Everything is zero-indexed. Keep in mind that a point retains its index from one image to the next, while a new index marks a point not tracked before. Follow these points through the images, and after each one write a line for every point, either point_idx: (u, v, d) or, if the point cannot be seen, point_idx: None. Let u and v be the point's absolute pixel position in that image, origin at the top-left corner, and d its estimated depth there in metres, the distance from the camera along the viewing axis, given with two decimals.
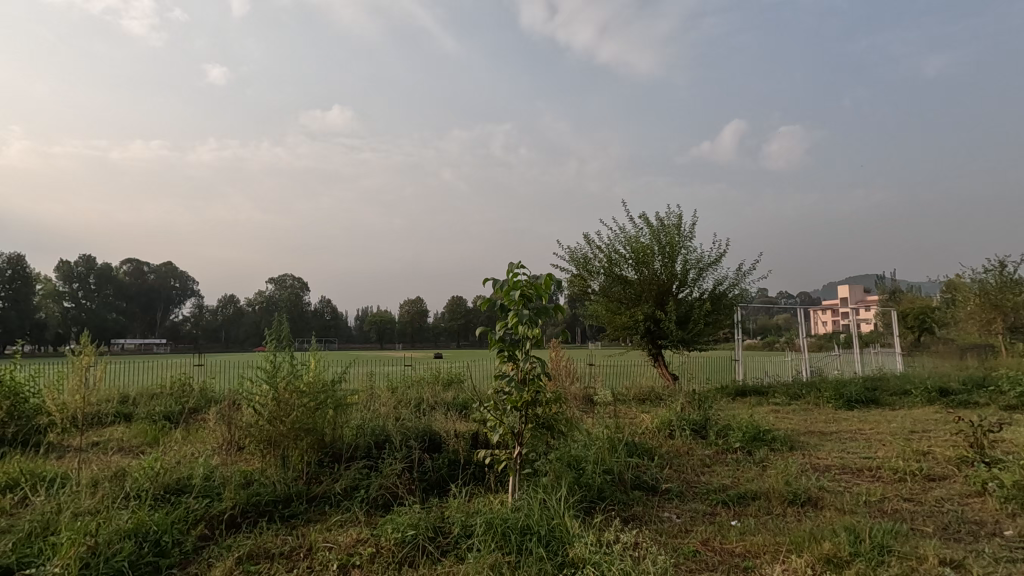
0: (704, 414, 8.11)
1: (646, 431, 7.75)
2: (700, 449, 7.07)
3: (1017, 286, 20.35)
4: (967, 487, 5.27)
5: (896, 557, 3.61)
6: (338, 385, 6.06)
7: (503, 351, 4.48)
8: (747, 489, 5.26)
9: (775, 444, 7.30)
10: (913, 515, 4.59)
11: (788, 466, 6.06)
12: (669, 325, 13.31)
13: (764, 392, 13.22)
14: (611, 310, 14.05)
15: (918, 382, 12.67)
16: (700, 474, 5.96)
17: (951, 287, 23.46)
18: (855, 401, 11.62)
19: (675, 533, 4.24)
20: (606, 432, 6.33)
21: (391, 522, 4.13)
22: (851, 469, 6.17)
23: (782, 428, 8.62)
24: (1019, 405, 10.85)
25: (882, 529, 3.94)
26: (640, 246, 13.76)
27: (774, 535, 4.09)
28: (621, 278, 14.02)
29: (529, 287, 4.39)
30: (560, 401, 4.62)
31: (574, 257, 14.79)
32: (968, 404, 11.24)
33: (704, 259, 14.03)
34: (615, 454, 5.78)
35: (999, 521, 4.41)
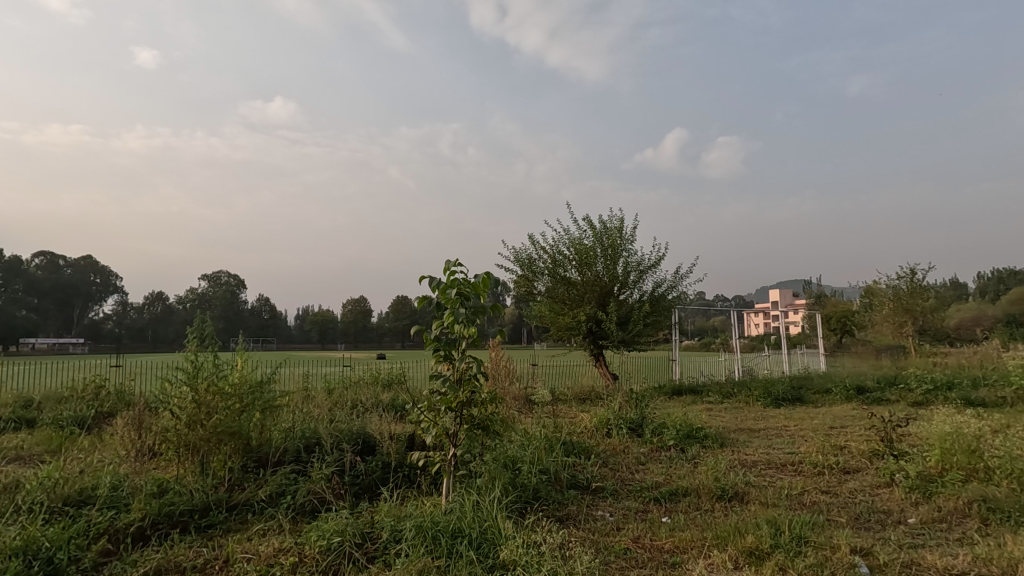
0: (641, 412, 8.28)
1: (585, 432, 7.84)
2: (636, 447, 7.21)
3: (925, 292, 22.14)
4: (878, 478, 5.62)
5: (812, 548, 3.78)
6: (267, 386, 5.76)
7: (439, 351, 4.38)
8: (679, 486, 5.39)
9: (706, 441, 7.55)
10: (829, 506, 4.84)
11: (718, 463, 6.26)
12: (610, 326, 13.57)
13: (698, 391, 13.69)
14: (554, 311, 14.18)
15: (838, 381, 13.49)
16: (634, 472, 6.07)
17: (869, 292, 25.19)
18: (781, 399, 12.23)
19: (608, 532, 4.27)
20: (544, 432, 6.33)
21: (316, 529, 3.94)
22: (775, 464, 6.45)
23: (714, 425, 8.94)
24: (925, 401, 11.74)
25: (801, 521, 4.11)
26: (583, 248, 13.98)
27: (701, 530, 4.20)
28: (564, 279, 14.17)
29: (466, 285, 4.27)
30: (496, 401, 4.55)
31: (518, 257, 14.84)
32: (881, 400, 12.07)
33: (645, 261, 14.40)
34: (552, 454, 5.80)
35: (905, 509, 4.72)
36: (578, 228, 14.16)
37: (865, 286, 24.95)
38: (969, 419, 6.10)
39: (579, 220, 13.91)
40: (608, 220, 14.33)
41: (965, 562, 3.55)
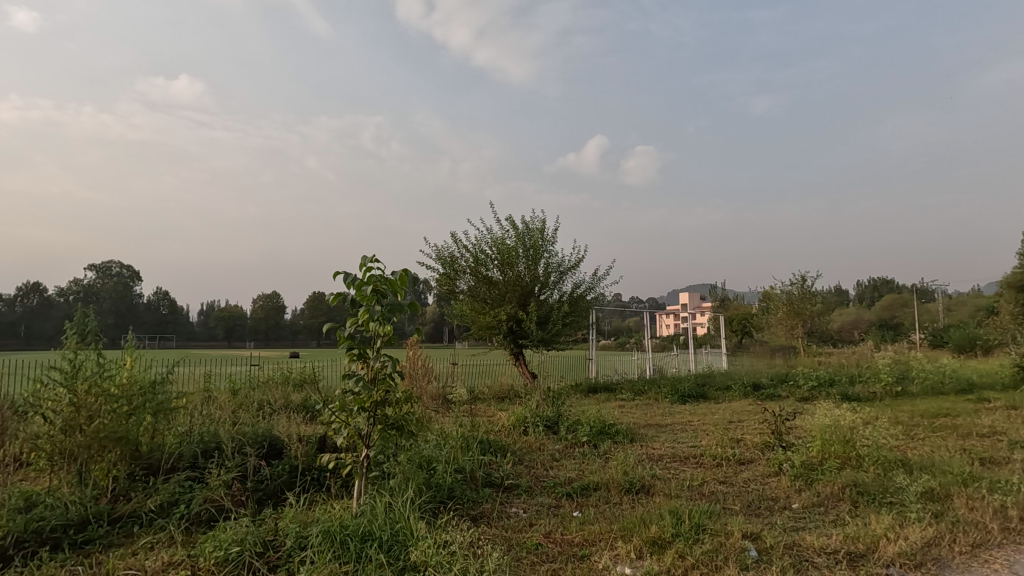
0: (557, 410, 8.48)
1: (502, 430, 7.92)
2: (551, 444, 7.36)
3: (813, 297, 24.39)
4: (768, 467, 6.10)
5: (709, 534, 4.04)
6: (161, 386, 5.30)
7: (352, 349, 4.25)
8: (591, 481, 5.56)
9: (617, 437, 7.86)
10: (725, 495, 5.19)
11: (627, 457, 6.52)
12: (530, 325, 13.77)
13: (612, 389, 14.24)
14: (475, 310, 14.18)
15: (737, 378, 14.53)
16: (548, 468, 6.20)
17: (766, 296, 27.35)
18: (687, 396, 12.98)
19: (520, 528, 4.33)
20: (461, 431, 6.31)
21: (212, 539, 3.68)
22: (679, 458, 6.82)
23: (625, 421, 9.31)
24: (811, 397, 12.92)
25: (700, 511, 4.38)
26: (505, 248, 14.10)
27: (609, 523, 4.36)
28: (486, 278, 14.24)
29: (382, 282, 4.17)
30: (411, 401, 4.47)
31: (440, 255, 14.71)
32: (773, 396, 13.14)
33: (565, 263, 14.75)
34: (467, 453, 5.79)
35: (790, 496, 5.16)
36: (500, 228, 14.26)
37: (763, 291, 27.08)
38: (845, 412, 6.78)
39: (501, 220, 14.01)
40: (530, 221, 14.54)
41: (838, 541, 3.94)
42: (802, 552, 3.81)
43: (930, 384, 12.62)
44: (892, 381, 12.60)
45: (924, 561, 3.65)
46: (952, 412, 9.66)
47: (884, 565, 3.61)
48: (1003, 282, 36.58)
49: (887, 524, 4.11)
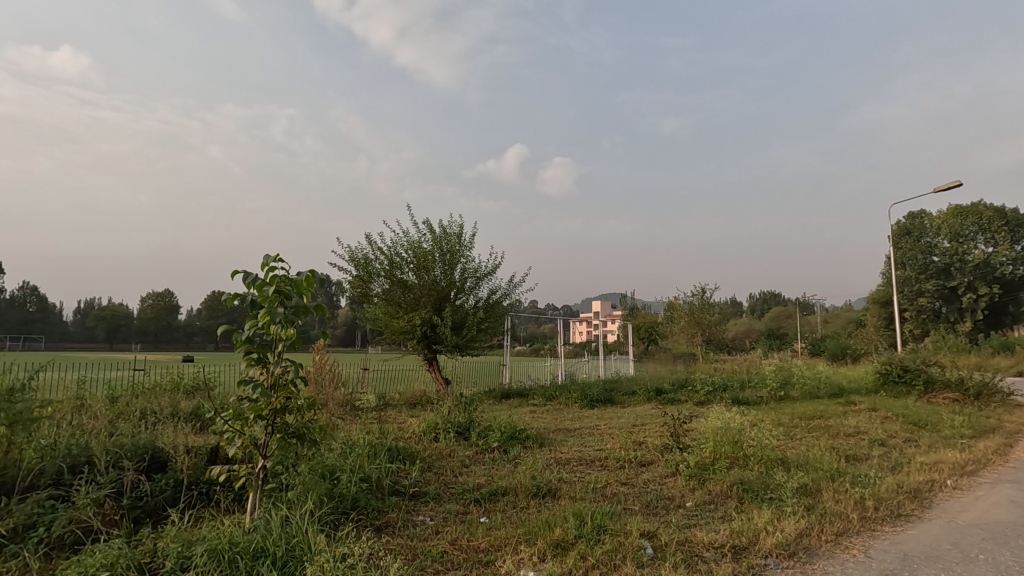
0: (469, 416, 8.44)
1: (412, 437, 7.79)
2: (461, 450, 7.32)
3: (711, 308, 26.24)
4: (666, 468, 6.44)
5: (609, 535, 4.18)
6: (21, 393, 4.66)
7: (251, 354, 3.97)
8: (499, 486, 5.59)
9: (527, 442, 7.96)
10: (626, 496, 5.42)
11: (535, 462, 6.63)
12: (445, 331, 13.64)
13: (525, 394, 14.44)
14: (389, 314, 13.87)
15: (642, 384, 15.26)
16: (457, 475, 6.16)
17: (671, 306, 29.03)
18: (595, 400, 13.44)
19: (426, 536, 4.26)
20: (368, 438, 6.12)
21: (75, 564, 3.31)
22: (585, 461, 7.04)
23: (535, 426, 9.48)
24: (707, 401, 13.83)
25: (602, 512, 4.54)
26: (421, 252, 13.92)
27: (515, 527, 4.40)
28: (400, 281, 13.98)
29: (287, 283, 3.95)
30: (314, 408, 4.24)
31: (353, 257, 14.25)
32: (674, 400, 13.94)
33: (482, 269, 14.78)
34: (374, 461, 5.63)
35: (684, 495, 5.47)
36: (417, 231, 14.06)
37: (668, 301, 28.73)
38: (735, 415, 7.31)
39: (418, 223, 13.82)
40: (448, 226, 14.45)
41: (724, 535, 4.22)
42: (692, 548, 4.05)
43: (808, 389, 13.97)
44: (776, 386, 13.79)
45: (797, 550, 4.02)
46: (826, 414, 10.73)
47: (763, 555, 3.93)
48: (869, 298, 41.28)
49: (767, 518, 4.48)
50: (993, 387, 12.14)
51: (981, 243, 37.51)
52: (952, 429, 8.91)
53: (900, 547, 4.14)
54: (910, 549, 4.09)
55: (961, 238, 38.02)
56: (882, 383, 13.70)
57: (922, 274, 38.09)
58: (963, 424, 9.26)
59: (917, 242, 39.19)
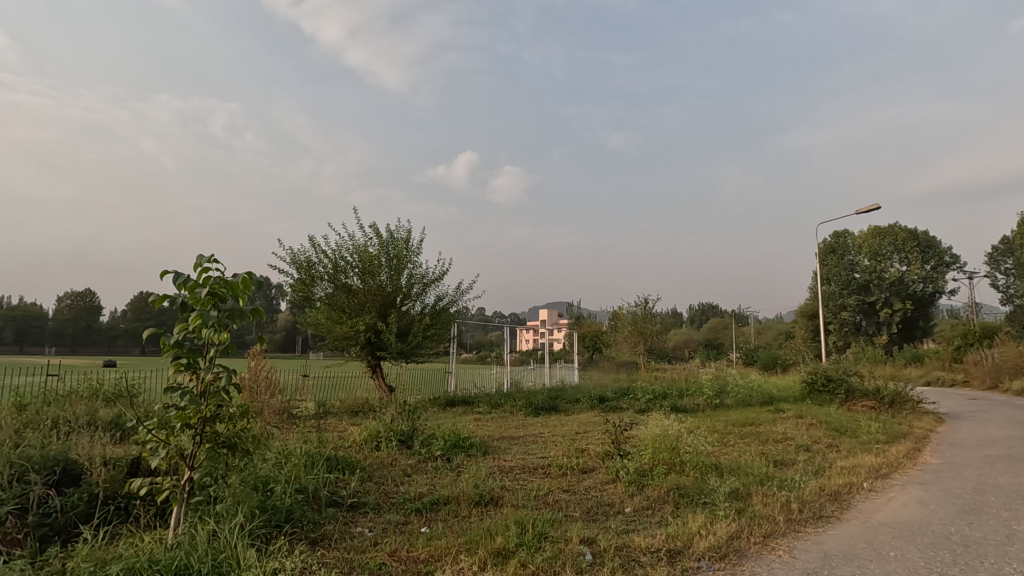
0: (412, 424, 8.31)
1: (352, 446, 7.59)
2: (403, 459, 7.18)
3: (653, 318, 27.10)
4: (607, 475, 6.56)
5: (550, 542, 4.21)
6: None
7: (180, 359, 3.77)
8: (441, 495, 5.53)
9: (471, 450, 7.92)
10: (568, 503, 5.48)
11: (478, 470, 6.59)
12: (390, 337, 13.38)
13: (470, 402, 14.37)
14: (331, 319, 13.49)
15: (585, 392, 15.50)
16: (399, 484, 6.04)
17: (615, 316, 29.72)
18: (540, 408, 13.54)
19: (364, 548, 4.15)
20: (306, 448, 5.92)
21: None
22: (528, 469, 7.06)
23: (479, 434, 9.44)
24: (647, 409, 14.20)
25: (544, 519, 4.56)
26: (367, 256, 13.64)
27: (456, 536, 4.36)
28: (344, 285, 13.65)
29: (222, 285, 3.77)
30: (247, 416, 4.06)
31: (295, 259, 13.79)
32: (616, 408, 14.24)
33: (429, 274, 14.63)
34: (311, 471, 5.44)
35: (623, 501, 5.59)
36: (363, 234, 13.78)
37: (612, 310, 29.41)
38: (673, 422, 7.55)
39: (364, 226, 13.55)
40: (395, 230, 14.24)
41: (661, 540, 4.34)
42: (630, 553, 4.14)
43: (741, 397, 14.64)
44: (712, 395, 14.36)
45: (728, 552, 4.18)
46: (757, 421, 11.24)
47: (696, 558, 4.06)
48: (798, 311, 43.76)
49: (700, 522, 4.64)
50: (905, 395, 13.10)
51: (897, 262, 40.56)
52: (869, 435, 9.56)
53: (821, 546, 4.39)
54: (829, 548, 4.34)
55: (879, 257, 40.96)
56: (808, 392, 14.53)
57: (845, 289, 40.74)
58: (878, 430, 9.95)
59: (841, 259, 41.95)
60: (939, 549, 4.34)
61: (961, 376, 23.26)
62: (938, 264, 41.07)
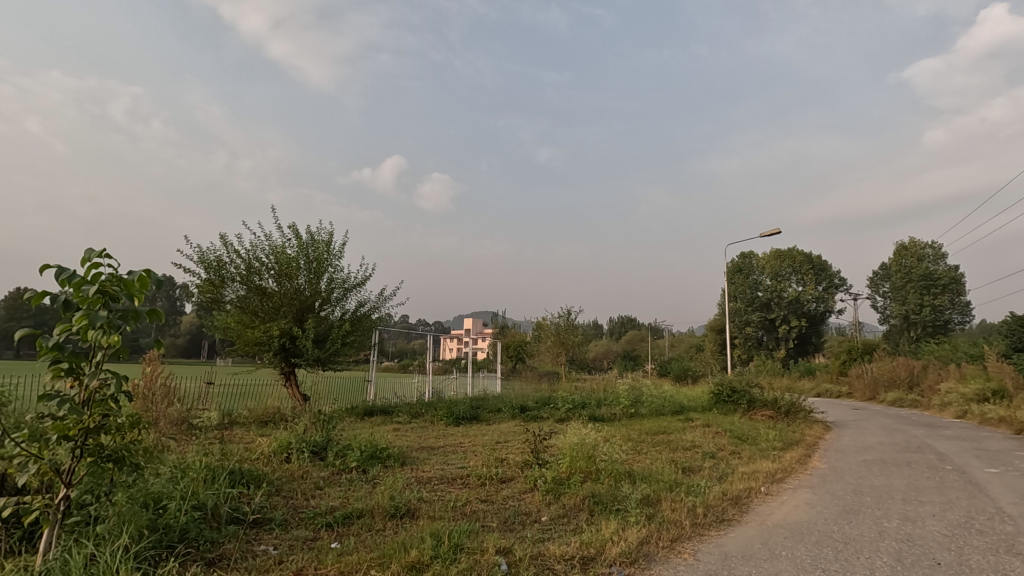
0: (327, 434, 7.96)
1: (259, 459, 7.15)
2: (315, 471, 6.86)
3: (575, 329, 27.78)
4: (525, 484, 6.60)
5: (465, 553, 4.17)
6: None
7: (59, 363, 3.39)
8: (354, 508, 5.32)
9: (388, 461, 7.69)
10: (485, 513, 5.45)
11: (395, 481, 6.41)
12: (305, 343, 12.77)
13: (389, 411, 14.02)
14: (242, 323, 12.73)
15: (507, 401, 15.56)
16: (309, 498, 5.73)
17: (538, 326, 30.19)
18: (461, 418, 13.44)
19: (267, 568, 3.91)
20: (206, 461, 5.50)
21: None
22: (447, 479, 6.96)
23: (398, 445, 9.22)
24: (567, 418, 14.47)
25: (459, 530, 4.51)
26: (284, 257, 13.00)
27: (367, 552, 4.20)
28: (258, 288, 12.93)
29: (115, 283, 3.44)
30: (139, 427, 3.72)
31: (203, 258, 12.88)
32: (537, 417, 14.42)
33: (350, 279, 14.16)
34: (212, 486, 5.06)
35: (540, 509, 5.65)
36: (281, 235, 13.12)
37: (536, 321, 29.87)
38: (590, 431, 7.73)
39: (282, 226, 12.91)
40: (316, 232, 13.68)
41: (574, 548, 4.41)
42: (544, 561, 4.18)
43: (654, 407, 15.30)
44: (628, 405, 14.90)
45: (637, 557, 4.33)
46: (669, 429, 11.78)
47: (607, 564, 4.16)
48: (708, 325, 46.51)
49: (613, 528, 4.77)
50: (798, 405, 14.24)
51: (794, 283, 44.18)
52: (767, 442, 10.29)
53: (721, 548, 4.65)
54: (729, 549, 4.61)
55: (779, 277, 44.41)
56: (715, 402, 15.42)
57: (749, 307, 43.85)
58: (775, 438, 10.73)
59: (746, 278, 45.12)
60: (824, 547, 4.74)
61: (845, 388, 25.65)
62: (829, 285, 45.24)
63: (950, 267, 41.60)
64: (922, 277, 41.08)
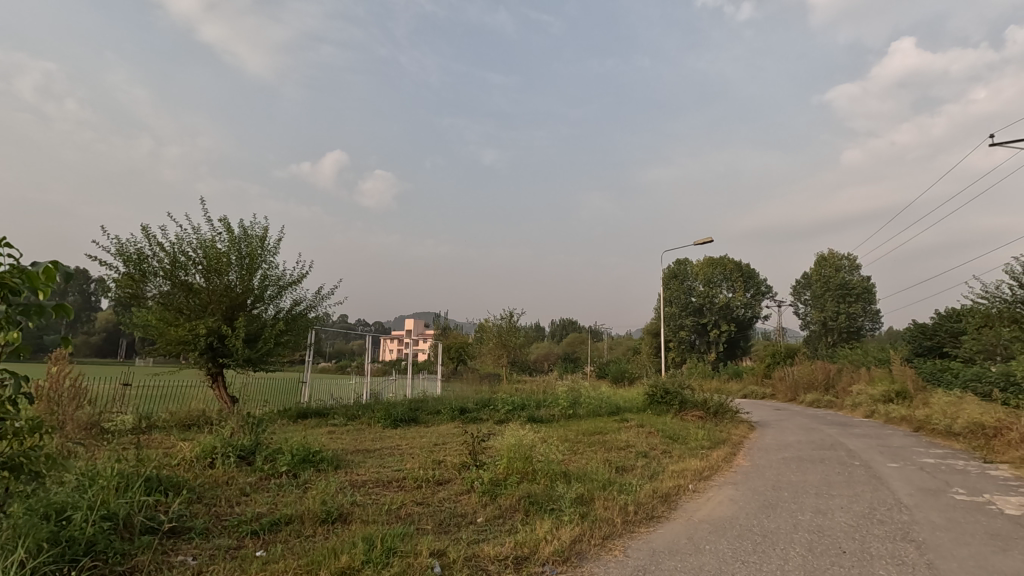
0: (256, 438, 7.61)
1: (180, 466, 6.75)
2: (241, 477, 6.54)
3: (517, 331, 27.98)
4: (461, 486, 6.57)
5: (398, 557, 4.10)
6: None
7: None
8: (282, 514, 5.11)
9: (321, 465, 7.45)
10: (420, 516, 5.38)
11: (327, 485, 6.23)
12: (235, 343, 12.15)
13: (324, 413, 13.60)
14: (165, 321, 11.99)
15: (447, 403, 15.44)
16: (234, 505, 5.47)
17: (481, 327, 30.18)
18: (399, 420, 13.23)
19: None
20: (119, 469, 5.15)
21: None
22: (382, 483, 6.82)
23: (332, 448, 8.96)
24: (506, 419, 14.54)
25: (393, 535, 4.44)
26: (214, 253, 12.34)
27: (295, 559, 4.06)
28: (184, 284, 12.23)
29: (15, 275, 3.15)
30: (40, 432, 3.42)
31: (122, 250, 12.04)
32: (476, 419, 14.41)
33: (286, 277, 13.62)
34: (125, 494, 4.72)
35: (475, 511, 5.64)
36: (210, 228, 12.45)
37: (478, 322, 29.86)
38: (528, 432, 7.81)
39: (212, 219, 12.24)
40: (249, 226, 13.07)
41: (509, 548, 4.44)
42: (478, 563, 4.18)
43: (591, 408, 15.65)
44: (566, 407, 15.15)
45: (569, 556, 4.41)
46: (604, 430, 12.09)
47: (541, 563, 4.23)
48: (645, 329, 48.02)
49: (547, 528, 4.84)
50: (725, 406, 14.98)
51: (725, 289, 46.32)
52: (696, 442, 10.74)
53: (650, 545, 4.81)
54: (657, 545, 4.79)
55: (711, 284, 46.25)
56: (649, 403, 15.92)
57: (683, 311, 45.68)
58: (704, 437, 11.23)
59: (681, 284, 46.94)
60: (743, 540, 5.01)
61: (769, 389, 27.21)
62: (756, 293, 47.87)
63: (864, 278, 44.98)
64: (839, 287, 44.09)
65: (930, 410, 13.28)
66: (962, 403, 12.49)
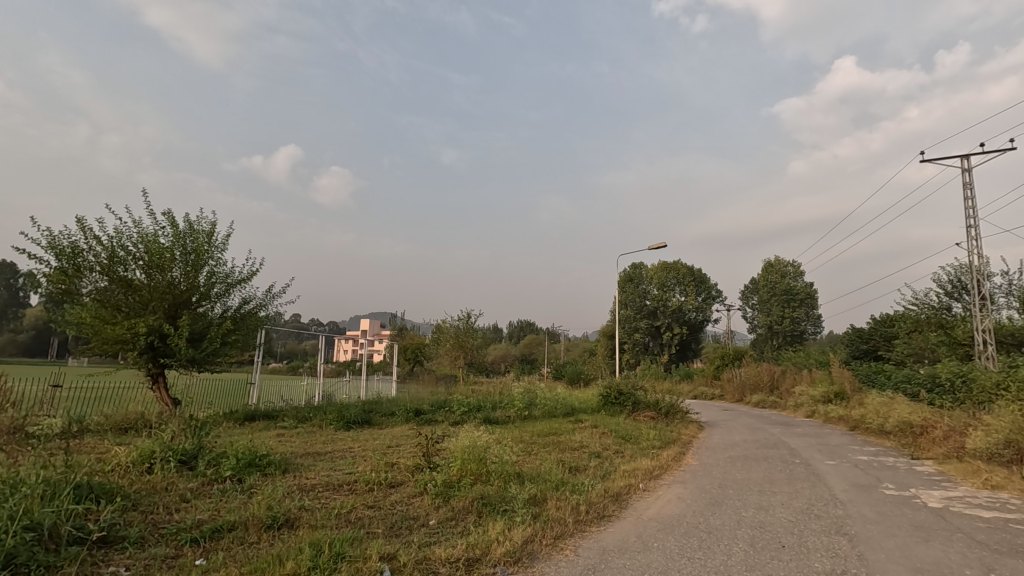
0: (199, 441, 7.30)
1: (116, 472, 6.40)
2: (182, 483, 6.25)
3: (474, 332, 27.93)
4: (414, 488, 6.48)
5: (347, 562, 4.01)
6: None
7: None
8: (225, 520, 4.92)
9: (268, 469, 7.22)
10: (371, 519, 5.29)
11: (274, 490, 6.03)
12: (178, 342, 11.59)
13: (273, 415, 13.18)
14: (101, 318, 11.35)
15: (401, 405, 15.22)
16: (173, 512, 5.22)
17: (438, 328, 29.96)
18: (352, 421, 12.97)
19: None
20: (47, 476, 4.83)
21: None
22: (332, 486, 6.67)
23: (281, 451, 8.70)
24: (462, 421, 14.46)
25: (341, 540, 4.33)
26: (156, 248, 11.78)
27: (237, 566, 3.92)
28: (122, 279, 11.61)
29: None
30: None
31: (54, 243, 11.31)
32: (431, 421, 14.29)
33: (234, 274, 13.11)
34: (51, 503, 4.44)
35: (428, 513, 5.58)
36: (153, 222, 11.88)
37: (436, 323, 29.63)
38: (483, 433, 7.78)
39: (155, 213, 11.66)
40: (196, 221, 12.53)
41: (461, 550, 4.41)
42: (429, 565, 4.13)
43: (547, 410, 15.77)
44: (522, 408, 15.22)
45: (521, 556, 4.43)
46: (559, 431, 12.21)
47: (492, 565, 4.22)
48: (601, 331, 48.79)
49: (499, 529, 4.84)
50: (676, 407, 15.39)
51: (678, 293, 47.44)
52: (647, 442, 11.00)
53: (600, 544, 4.88)
54: (607, 544, 4.86)
55: (664, 288, 47.08)
56: (603, 404, 16.15)
57: (637, 314, 46.72)
58: (655, 437, 11.50)
59: (636, 287, 47.78)
60: (690, 537, 5.16)
61: (718, 390, 28.11)
62: (707, 297, 49.43)
63: (807, 284, 47.16)
64: (784, 292, 46.06)
65: (865, 410, 14.03)
66: (893, 404, 13.24)
